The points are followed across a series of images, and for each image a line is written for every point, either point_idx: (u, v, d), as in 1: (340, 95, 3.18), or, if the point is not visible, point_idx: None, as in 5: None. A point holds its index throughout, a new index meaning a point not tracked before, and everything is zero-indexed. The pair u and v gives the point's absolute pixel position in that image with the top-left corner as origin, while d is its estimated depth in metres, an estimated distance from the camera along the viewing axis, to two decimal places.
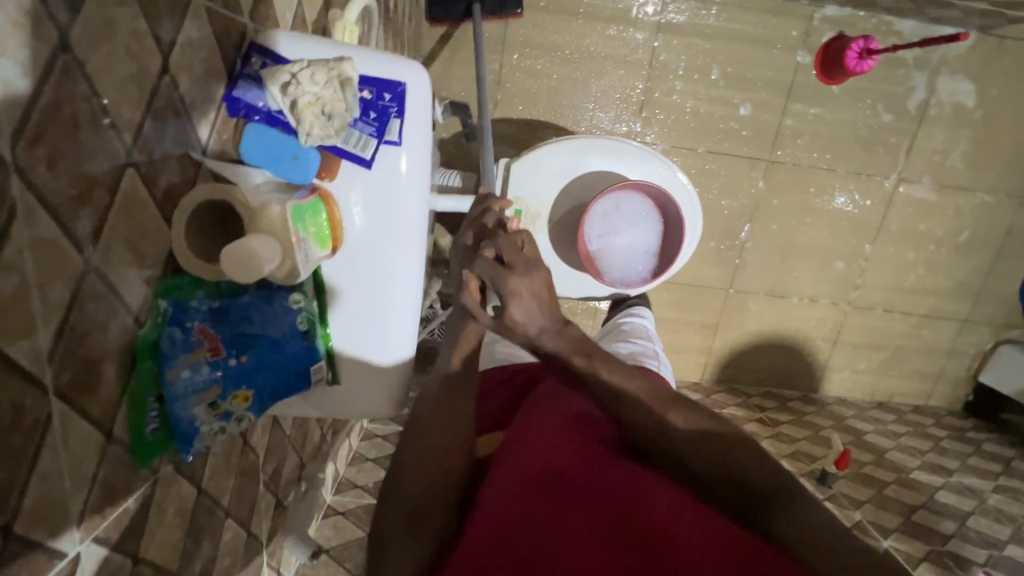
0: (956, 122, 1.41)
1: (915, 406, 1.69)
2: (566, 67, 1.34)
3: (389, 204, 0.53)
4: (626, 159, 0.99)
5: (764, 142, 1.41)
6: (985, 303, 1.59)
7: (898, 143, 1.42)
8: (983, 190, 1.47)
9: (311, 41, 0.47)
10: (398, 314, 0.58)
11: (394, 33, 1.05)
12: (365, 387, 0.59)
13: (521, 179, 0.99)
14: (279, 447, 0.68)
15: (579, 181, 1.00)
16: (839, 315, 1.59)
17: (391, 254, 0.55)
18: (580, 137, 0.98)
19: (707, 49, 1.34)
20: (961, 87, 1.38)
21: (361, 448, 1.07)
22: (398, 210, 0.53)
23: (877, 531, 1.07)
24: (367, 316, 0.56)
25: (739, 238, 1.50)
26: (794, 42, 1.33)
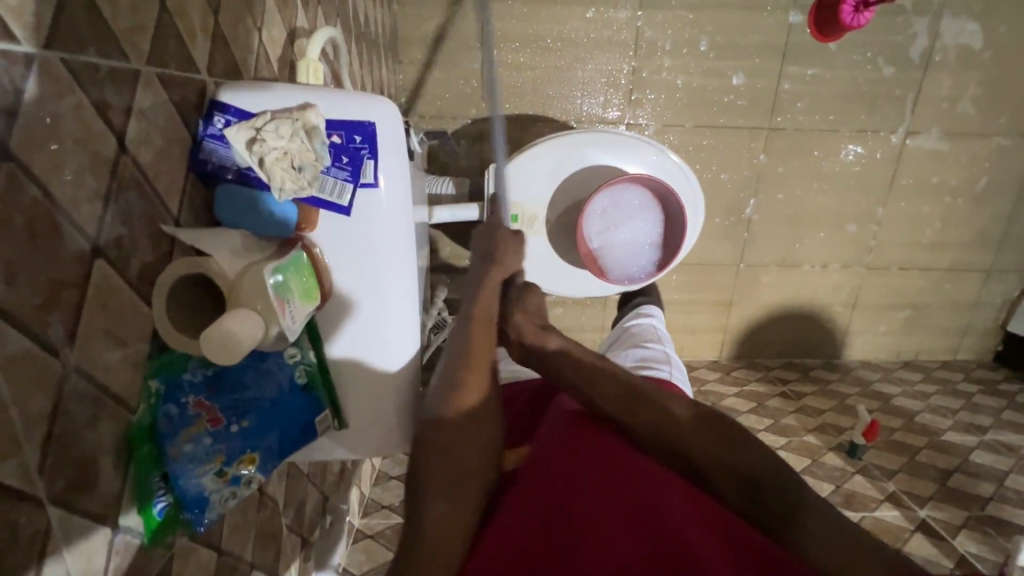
0: (963, 66, 1.34)
1: (942, 362, 1.65)
2: (550, 57, 1.30)
3: (384, 246, 0.51)
4: (620, 151, 0.96)
5: (762, 111, 1.36)
6: (1009, 249, 1.53)
7: (904, 95, 1.36)
8: (998, 134, 1.41)
9: (272, 92, 0.46)
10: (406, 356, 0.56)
11: (368, 46, 1.03)
12: (378, 427, 0.57)
13: (513, 182, 0.98)
14: (298, 488, 0.68)
15: (574, 178, 0.98)
16: (856, 279, 1.55)
17: (377, 261, 0.51)
18: (571, 133, 0.95)
19: (693, 20, 1.29)
20: (967, 29, 1.31)
21: (385, 466, 1.09)
22: (382, 233, 0.50)
23: (911, 500, 1.05)
24: (373, 361, 0.55)
25: (744, 213, 1.46)
26: (784, 4, 1.28)
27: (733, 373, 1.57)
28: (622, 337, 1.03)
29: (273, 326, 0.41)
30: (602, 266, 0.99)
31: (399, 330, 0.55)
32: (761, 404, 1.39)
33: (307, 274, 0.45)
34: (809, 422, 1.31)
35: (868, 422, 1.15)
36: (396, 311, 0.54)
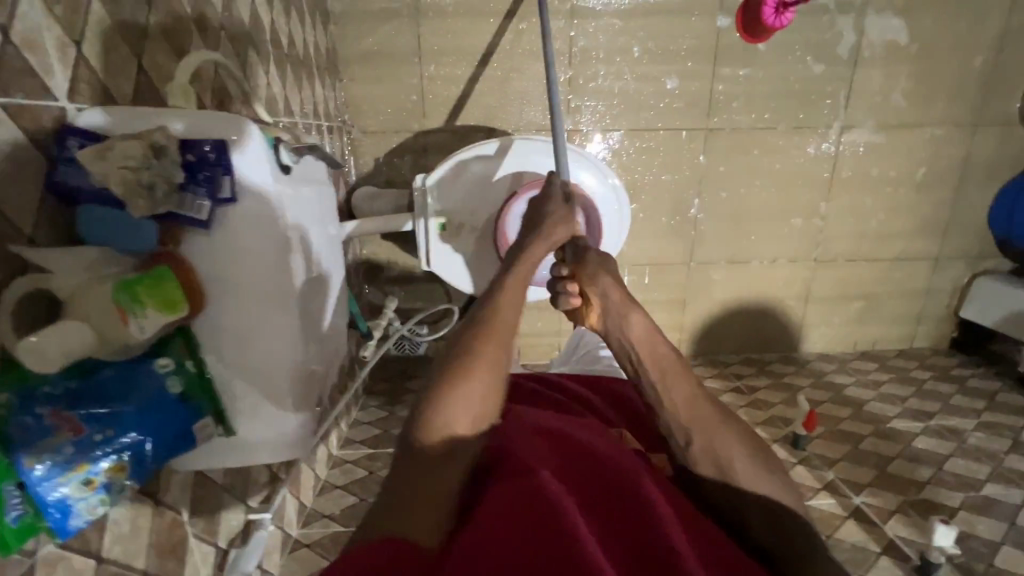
0: (891, 61, 1.38)
1: (899, 350, 1.66)
2: (487, 68, 1.34)
3: (248, 275, 0.53)
4: (535, 157, 0.99)
5: (698, 112, 1.39)
6: (954, 237, 1.56)
7: (836, 91, 1.39)
8: (932, 124, 1.44)
9: (130, 119, 0.49)
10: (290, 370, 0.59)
11: (296, 66, 1.06)
12: (265, 432, 0.60)
13: (438, 193, 1.01)
14: (210, 498, 0.70)
15: (495, 186, 1.01)
16: (806, 272, 1.57)
17: (239, 293, 0.54)
18: (488, 143, 0.99)
19: (623, 28, 1.32)
20: (891, 24, 1.34)
21: (330, 477, 1.11)
22: (239, 262, 0.53)
23: (848, 487, 1.06)
24: (257, 377, 0.57)
25: (690, 212, 1.49)
26: (710, 8, 1.32)
27: None
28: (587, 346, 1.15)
29: (114, 338, 0.44)
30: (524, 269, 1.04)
31: (280, 344, 0.58)
32: None
33: (174, 287, 0.48)
34: (759, 415, 1.32)
35: (808, 413, 1.16)
36: (268, 333, 0.56)
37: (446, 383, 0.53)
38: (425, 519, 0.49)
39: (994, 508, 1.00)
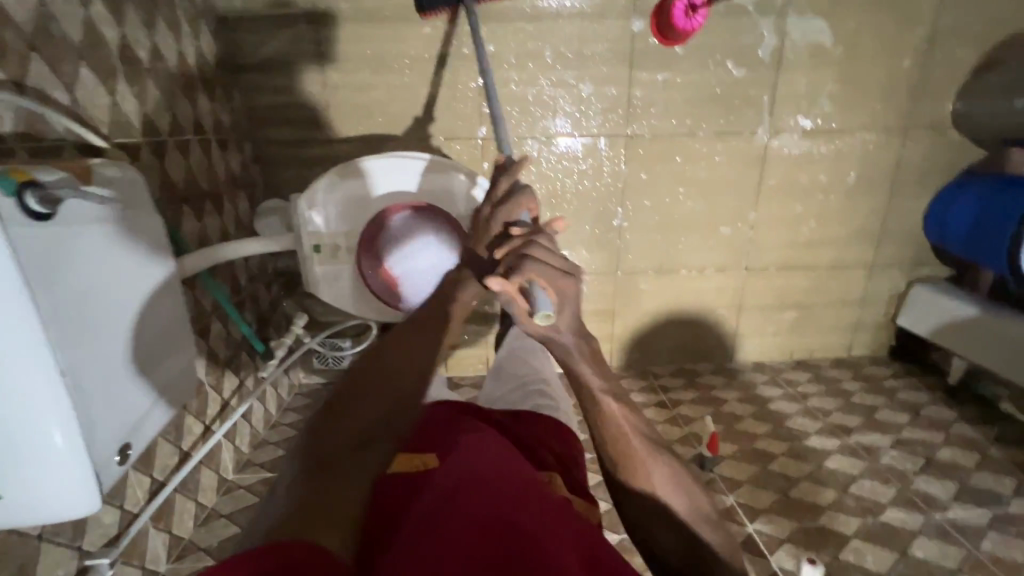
0: (816, 64, 1.33)
1: (836, 360, 1.63)
2: (393, 76, 1.28)
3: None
4: (407, 176, 0.97)
5: (616, 118, 1.35)
6: (889, 244, 1.52)
7: (760, 95, 1.34)
8: (861, 128, 1.39)
9: None
10: (61, 427, 0.54)
11: (168, 80, 1.01)
12: (35, 493, 0.55)
13: (313, 212, 0.97)
14: (17, 552, 0.66)
15: (372, 206, 0.98)
16: (737, 281, 1.53)
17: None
18: (361, 161, 0.96)
19: (534, 31, 1.27)
20: (814, 26, 1.29)
21: (217, 503, 1.08)
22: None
23: (745, 513, 1.02)
24: (14, 438, 0.53)
25: (614, 222, 1.44)
26: (624, 10, 1.26)
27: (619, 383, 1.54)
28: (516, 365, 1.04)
29: None
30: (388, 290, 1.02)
31: (43, 404, 0.53)
32: None
33: None
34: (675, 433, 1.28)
35: (713, 433, 1.12)
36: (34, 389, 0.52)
37: (356, 407, 0.62)
38: (330, 517, 0.50)
39: (890, 535, 0.97)
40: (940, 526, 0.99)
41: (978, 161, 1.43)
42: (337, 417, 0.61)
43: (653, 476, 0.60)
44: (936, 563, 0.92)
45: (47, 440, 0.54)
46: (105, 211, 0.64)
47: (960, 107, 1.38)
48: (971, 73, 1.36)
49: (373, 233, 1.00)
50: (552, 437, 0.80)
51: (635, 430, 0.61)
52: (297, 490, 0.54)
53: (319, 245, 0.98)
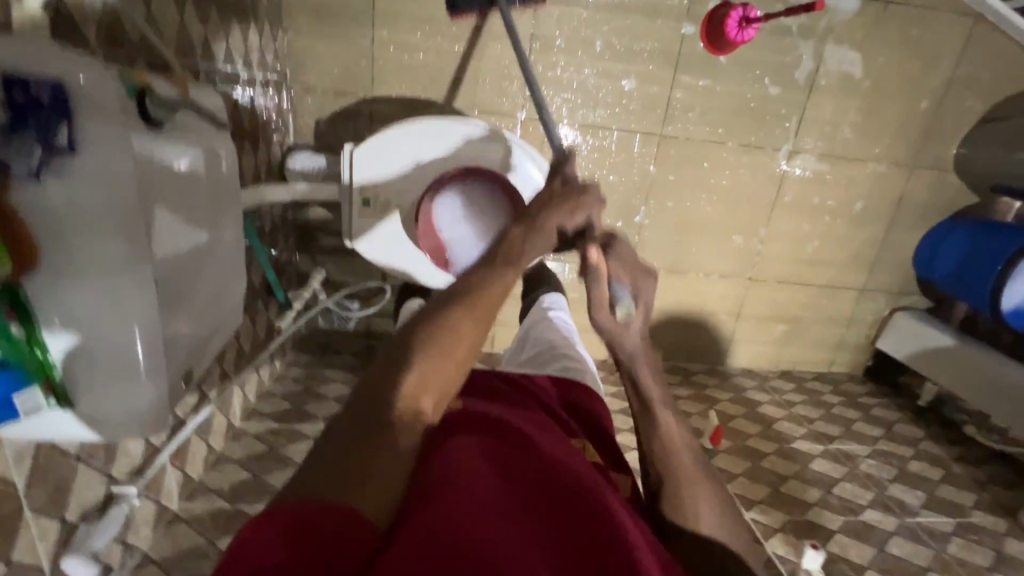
0: (843, 92, 1.40)
1: (816, 373, 1.73)
2: (443, 41, 1.28)
3: (101, 239, 0.48)
4: (461, 142, 1.00)
5: (654, 116, 1.38)
6: (879, 271, 1.62)
7: (789, 115, 1.41)
8: (874, 160, 1.48)
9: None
10: (136, 339, 0.51)
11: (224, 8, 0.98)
12: (115, 412, 0.54)
13: (366, 165, 0.98)
14: (55, 470, 0.64)
15: (425, 168, 1.00)
16: (740, 289, 1.60)
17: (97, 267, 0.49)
18: (420, 122, 0.98)
19: (589, 18, 1.28)
20: (847, 56, 1.37)
21: (226, 448, 1.07)
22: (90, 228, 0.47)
23: (741, 503, 1.09)
24: (102, 360, 0.51)
25: (635, 217, 1.49)
26: (677, 12, 1.29)
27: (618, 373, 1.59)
28: (536, 326, 1.08)
29: None
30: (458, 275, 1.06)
31: (128, 313, 0.51)
32: None
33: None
34: None
35: (715, 428, 1.18)
36: (131, 307, 0.51)
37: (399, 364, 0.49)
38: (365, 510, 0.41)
39: (868, 533, 1.06)
40: (912, 528, 1.09)
41: (969, 205, 1.55)
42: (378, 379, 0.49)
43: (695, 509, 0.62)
44: (908, 561, 1.01)
45: (126, 354, 0.52)
46: (201, 127, 0.65)
47: (963, 152, 1.49)
48: (977, 122, 1.47)
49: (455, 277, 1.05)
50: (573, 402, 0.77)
51: (687, 452, 0.65)
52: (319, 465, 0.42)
53: (368, 199, 0.99)
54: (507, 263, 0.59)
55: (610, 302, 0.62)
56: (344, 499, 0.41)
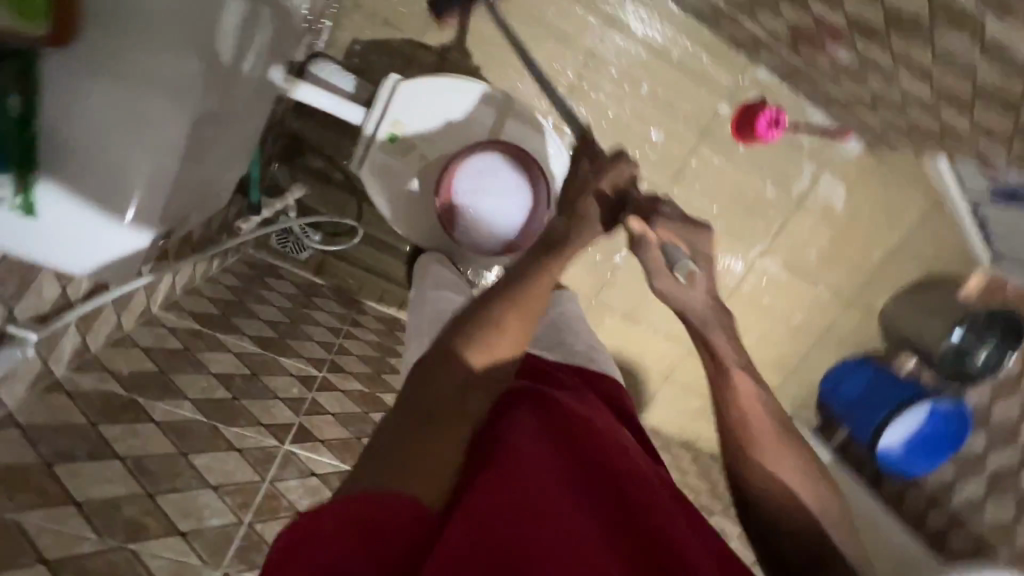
0: (822, 218, 1.56)
1: (711, 452, 1.87)
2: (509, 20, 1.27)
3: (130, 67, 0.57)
4: (496, 116, 1.06)
5: (666, 172, 1.46)
6: (792, 381, 1.80)
7: (774, 219, 1.54)
8: (824, 284, 1.66)
9: None
10: (132, 202, 0.59)
11: None
12: (64, 231, 0.59)
13: (403, 102, 1.02)
14: None
15: (454, 128, 1.06)
16: (677, 355, 1.70)
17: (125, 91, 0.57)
18: (468, 83, 1.04)
19: (645, 60, 1.34)
20: (836, 189, 1.53)
21: (134, 330, 0.95)
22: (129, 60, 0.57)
23: None
24: (82, 178, 0.58)
25: (615, 255, 1.54)
26: (721, 90, 1.38)
27: None
28: (556, 297, 1.07)
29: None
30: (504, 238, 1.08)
31: (133, 174, 0.58)
32: None
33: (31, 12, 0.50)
34: None
35: None
36: (134, 137, 0.58)
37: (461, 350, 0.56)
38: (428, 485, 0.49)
39: None
40: None
41: None
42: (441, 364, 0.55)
43: (778, 466, 0.66)
44: None
45: (117, 208, 0.59)
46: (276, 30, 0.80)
47: None
48: None
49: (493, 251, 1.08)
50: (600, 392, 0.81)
51: (762, 428, 0.66)
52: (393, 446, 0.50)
53: (394, 134, 1.04)
54: (546, 267, 0.63)
55: (668, 264, 0.65)
56: (405, 483, 0.48)
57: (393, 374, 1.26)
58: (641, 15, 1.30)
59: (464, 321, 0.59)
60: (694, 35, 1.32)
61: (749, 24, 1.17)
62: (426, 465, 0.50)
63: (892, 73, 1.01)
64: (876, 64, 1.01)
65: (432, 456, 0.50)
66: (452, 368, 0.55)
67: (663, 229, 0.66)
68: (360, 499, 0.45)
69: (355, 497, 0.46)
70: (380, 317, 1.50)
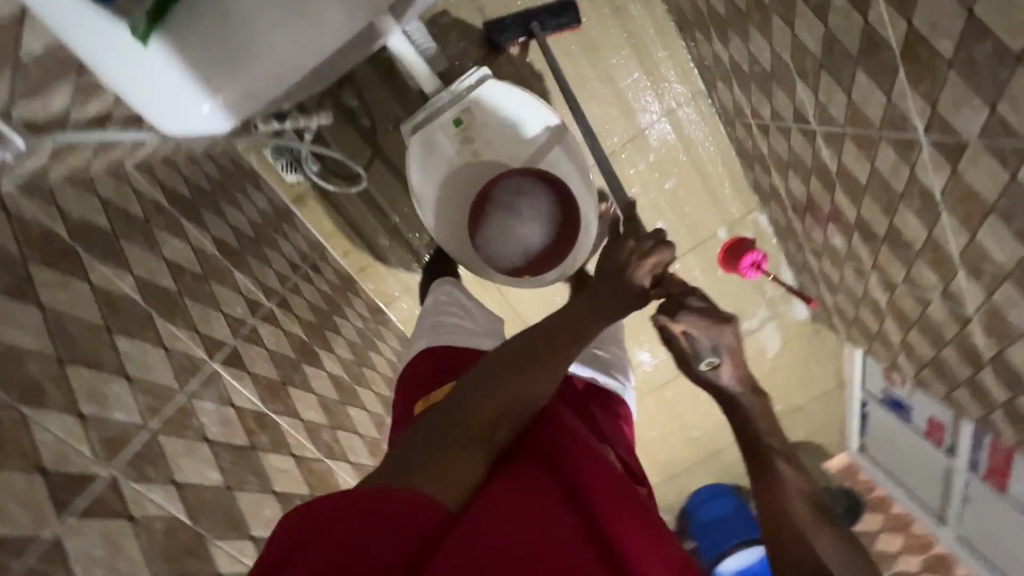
0: (752, 359, 1.73)
1: None
2: (585, 70, 1.34)
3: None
4: (555, 145, 1.08)
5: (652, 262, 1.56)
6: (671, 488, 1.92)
7: None
8: None
9: None
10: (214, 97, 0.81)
11: None
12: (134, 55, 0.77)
13: (479, 97, 1.04)
14: None
15: (512, 140, 1.09)
16: None
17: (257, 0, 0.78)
18: (544, 105, 1.05)
19: (681, 162, 1.43)
20: (772, 340, 1.71)
21: (98, 177, 0.85)
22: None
23: None
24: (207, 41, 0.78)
25: None
26: (726, 219, 1.49)
27: None
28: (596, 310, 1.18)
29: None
30: (541, 266, 1.09)
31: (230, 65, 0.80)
32: None
33: None
34: None
35: None
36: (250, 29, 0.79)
37: (486, 373, 0.67)
38: (450, 481, 0.58)
39: None
40: None
41: None
42: (469, 388, 0.66)
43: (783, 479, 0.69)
44: None
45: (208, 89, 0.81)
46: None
47: None
48: None
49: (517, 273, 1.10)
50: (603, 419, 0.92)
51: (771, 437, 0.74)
52: (422, 449, 0.59)
53: (459, 121, 1.06)
54: (567, 323, 0.74)
55: (694, 331, 0.71)
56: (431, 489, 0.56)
57: (333, 333, 1.20)
58: (694, 122, 1.39)
59: (497, 359, 0.70)
60: (727, 161, 1.43)
61: (775, 177, 1.30)
62: (446, 466, 0.58)
63: (866, 274, 1.15)
64: (858, 260, 1.15)
65: (454, 459, 0.59)
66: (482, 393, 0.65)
67: (685, 320, 0.71)
68: (388, 490, 0.54)
69: (381, 489, 0.54)
70: (337, 272, 1.43)
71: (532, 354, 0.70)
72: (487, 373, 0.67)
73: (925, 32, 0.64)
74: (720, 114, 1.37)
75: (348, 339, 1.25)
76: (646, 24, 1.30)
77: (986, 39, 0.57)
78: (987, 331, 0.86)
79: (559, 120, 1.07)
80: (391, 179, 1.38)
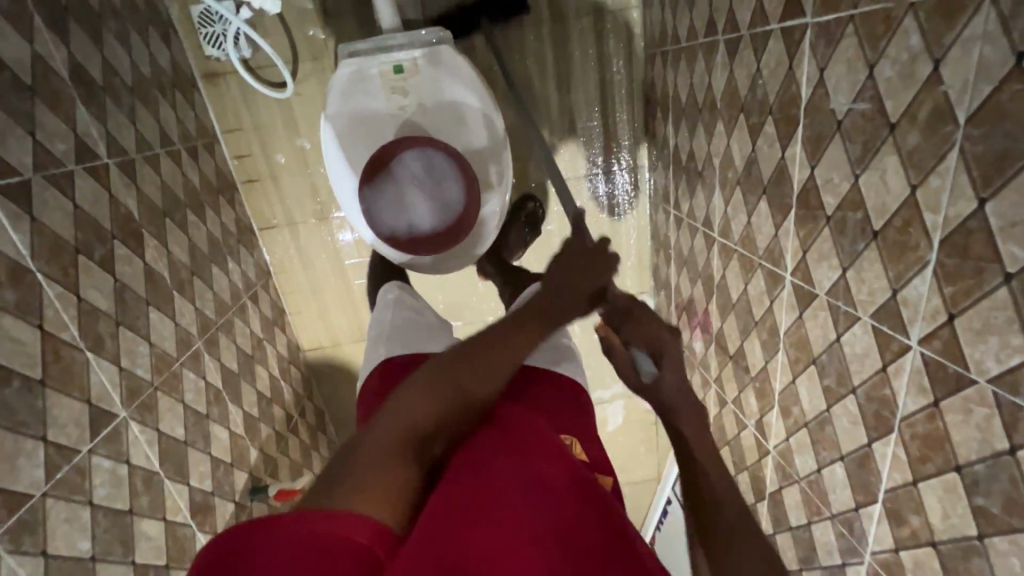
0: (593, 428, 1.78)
1: None
2: (552, 97, 1.34)
3: None
4: (479, 134, 1.06)
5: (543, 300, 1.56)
6: None
7: None
8: None
9: None
10: None
11: None
12: None
13: (427, 57, 1.00)
14: None
15: (444, 114, 1.05)
16: None
17: None
18: (484, 94, 1.03)
19: (601, 221, 1.47)
20: None
21: None
22: None
23: None
24: None
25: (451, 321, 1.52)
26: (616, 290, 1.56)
27: (294, 368, 1.44)
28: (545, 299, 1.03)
29: None
30: (420, 250, 1.09)
31: None
32: (272, 400, 1.27)
33: None
34: (274, 447, 1.23)
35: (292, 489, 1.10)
36: None
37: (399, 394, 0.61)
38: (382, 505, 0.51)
39: None
40: None
41: None
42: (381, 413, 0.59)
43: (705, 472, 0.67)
44: None
45: None
46: None
47: None
48: None
49: (396, 246, 1.09)
50: (571, 410, 0.86)
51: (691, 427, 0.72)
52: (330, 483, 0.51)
53: (399, 68, 1.00)
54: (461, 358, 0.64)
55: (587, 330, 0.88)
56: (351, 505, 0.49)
57: (177, 225, 1.04)
58: (626, 188, 1.45)
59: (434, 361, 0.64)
60: (639, 237, 1.50)
61: (672, 268, 1.37)
62: (374, 484, 0.52)
63: (709, 383, 1.23)
64: (707, 368, 1.23)
65: (382, 476, 0.53)
66: (405, 405, 0.59)
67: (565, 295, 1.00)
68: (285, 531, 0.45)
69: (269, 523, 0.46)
70: (219, 169, 1.27)
71: (459, 360, 0.63)
72: (401, 397, 0.60)
73: (820, 183, 0.70)
74: (650, 192, 1.44)
75: (192, 239, 1.09)
76: (620, 82, 1.34)
77: (859, 209, 0.64)
78: (777, 467, 0.96)
79: (491, 109, 1.04)
80: (321, 103, 1.27)
